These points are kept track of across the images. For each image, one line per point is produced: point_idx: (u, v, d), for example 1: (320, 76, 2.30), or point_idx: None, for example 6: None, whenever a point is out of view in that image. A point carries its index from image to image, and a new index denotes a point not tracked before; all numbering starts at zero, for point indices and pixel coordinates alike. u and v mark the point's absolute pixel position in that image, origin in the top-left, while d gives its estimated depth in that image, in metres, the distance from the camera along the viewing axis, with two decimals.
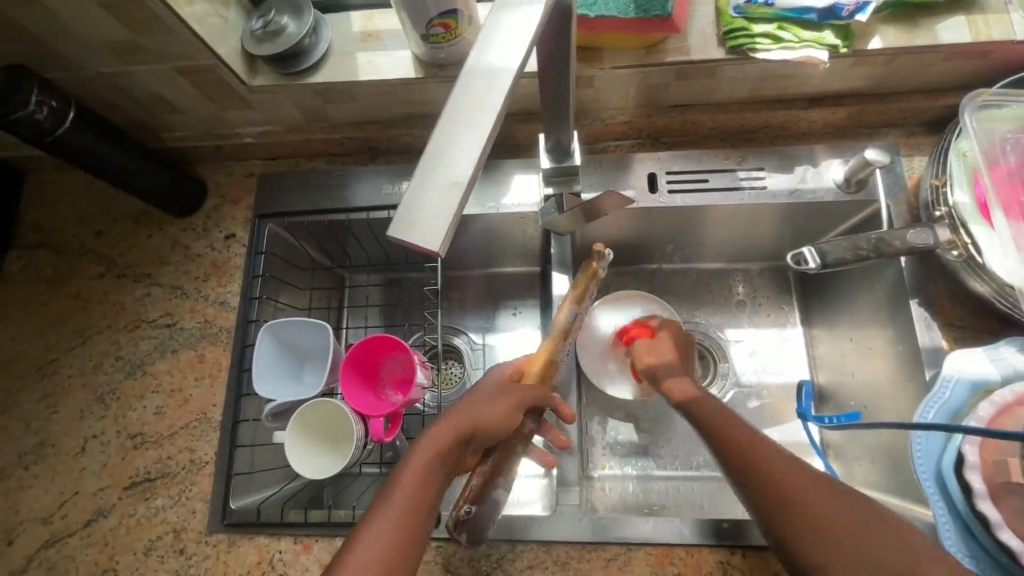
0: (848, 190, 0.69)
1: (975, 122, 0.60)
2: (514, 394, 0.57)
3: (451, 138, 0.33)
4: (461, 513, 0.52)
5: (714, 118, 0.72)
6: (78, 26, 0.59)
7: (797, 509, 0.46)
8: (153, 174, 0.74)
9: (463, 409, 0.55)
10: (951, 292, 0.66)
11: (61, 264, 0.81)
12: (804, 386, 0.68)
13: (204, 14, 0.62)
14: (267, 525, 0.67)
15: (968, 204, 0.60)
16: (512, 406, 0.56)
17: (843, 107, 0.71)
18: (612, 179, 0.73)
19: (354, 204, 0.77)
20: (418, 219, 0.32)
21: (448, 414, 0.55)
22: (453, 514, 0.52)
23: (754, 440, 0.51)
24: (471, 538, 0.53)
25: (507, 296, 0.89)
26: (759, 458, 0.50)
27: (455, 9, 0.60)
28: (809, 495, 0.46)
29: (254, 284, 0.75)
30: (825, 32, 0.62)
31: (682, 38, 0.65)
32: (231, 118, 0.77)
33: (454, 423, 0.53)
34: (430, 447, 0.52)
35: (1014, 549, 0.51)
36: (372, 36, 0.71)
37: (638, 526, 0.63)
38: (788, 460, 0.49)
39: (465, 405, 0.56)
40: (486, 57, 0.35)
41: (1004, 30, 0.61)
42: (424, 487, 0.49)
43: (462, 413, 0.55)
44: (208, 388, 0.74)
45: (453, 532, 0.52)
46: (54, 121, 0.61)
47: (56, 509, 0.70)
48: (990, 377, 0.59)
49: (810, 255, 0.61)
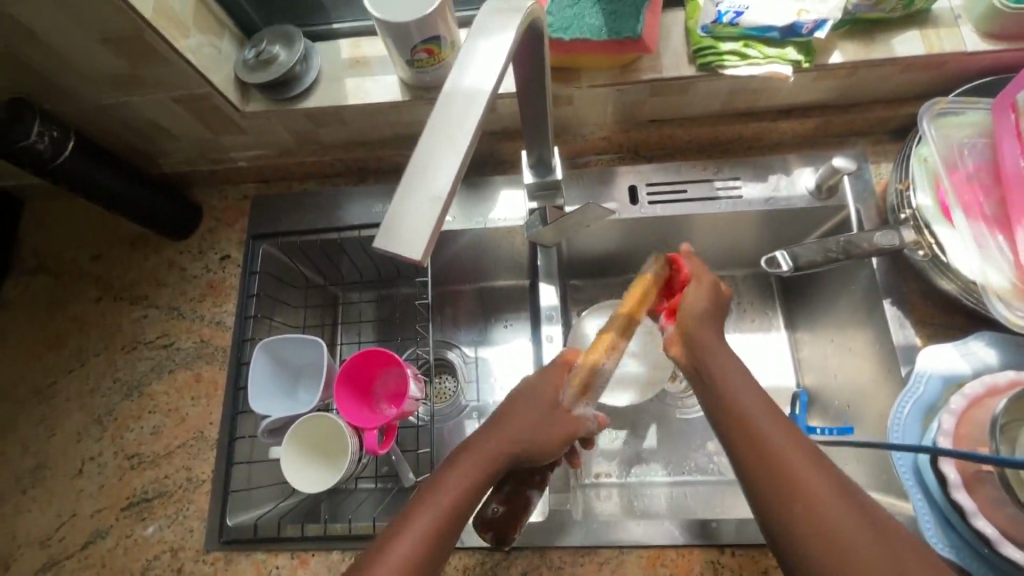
0: (820, 197, 0.72)
1: (933, 129, 0.64)
2: (554, 423, 0.54)
3: (433, 156, 0.35)
4: (488, 511, 0.55)
5: (689, 131, 0.76)
6: (78, 60, 0.61)
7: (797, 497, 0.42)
8: (148, 198, 0.76)
9: (504, 428, 0.53)
10: (922, 291, 0.69)
11: (59, 290, 0.82)
12: (800, 398, 0.75)
13: (199, 46, 0.65)
14: (265, 541, 0.67)
15: (930, 206, 0.64)
16: (555, 439, 0.54)
17: (810, 119, 0.74)
18: (594, 192, 0.76)
19: (346, 222, 0.79)
20: (401, 233, 0.34)
21: (491, 429, 0.53)
22: (482, 510, 0.55)
23: (759, 418, 0.47)
24: (496, 539, 0.55)
25: (499, 309, 0.91)
26: (736, 385, 0.50)
27: (438, 36, 0.63)
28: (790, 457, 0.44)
29: (249, 303, 0.77)
30: (788, 48, 0.66)
31: (655, 57, 0.68)
32: (226, 143, 0.79)
33: (500, 440, 0.52)
34: (469, 463, 0.51)
35: (990, 536, 0.53)
36: (360, 62, 0.74)
37: (630, 530, 0.64)
38: (759, 395, 0.49)
39: (508, 420, 0.53)
40: (463, 81, 0.38)
41: (956, 42, 0.65)
42: (454, 506, 0.48)
43: (507, 435, 0.52)
44: (204, 407, 0.75)
45: (480, 530, 0.55)
46: (54, 150, 0.64)
47: (55, 531, 0.70)
48: (961, 371, 0.62)
49: (783, 259, 0.63)
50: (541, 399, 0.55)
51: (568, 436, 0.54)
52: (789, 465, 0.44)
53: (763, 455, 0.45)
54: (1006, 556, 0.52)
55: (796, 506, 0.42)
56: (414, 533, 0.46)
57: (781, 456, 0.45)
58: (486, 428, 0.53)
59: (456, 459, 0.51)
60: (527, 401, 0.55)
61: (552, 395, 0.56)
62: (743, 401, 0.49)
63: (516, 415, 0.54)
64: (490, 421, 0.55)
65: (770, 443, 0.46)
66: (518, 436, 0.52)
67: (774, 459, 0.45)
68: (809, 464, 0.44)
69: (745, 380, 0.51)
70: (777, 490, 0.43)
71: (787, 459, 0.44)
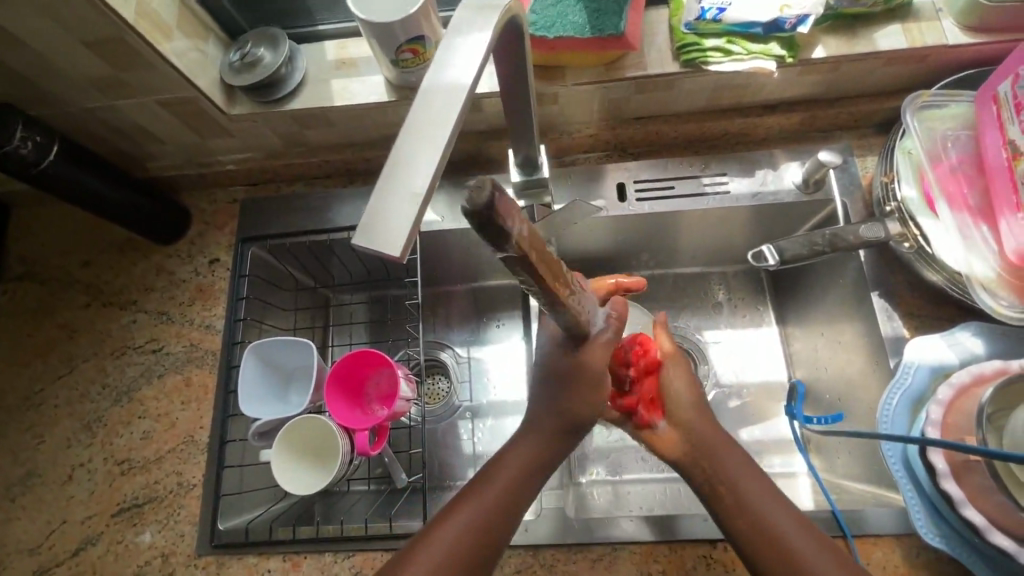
0: (807, 191, 0.73)
1: (916, 122, 0.65)
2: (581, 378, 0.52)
3: (413, 153, 0.35)
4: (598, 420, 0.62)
5: (675, 127, 0.76)
6: (60, 65, 0.61)
7: (773, 537, 0.49)
8: (135, 203, 0.76)
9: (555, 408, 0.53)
10: (909, 283, 0.69)
11: (47, 296, 0.82)
12: (798, 388, 0.70)
13: (183, 49, 0.65)
14: (258, 545, 0.67)
15: (915, 199, 0.64)
16: (592, 391, 0.52)
17: (796, 114, 0.75)
18: (583, 189, 0.76)
19: (335, 224, 0.79)
20: (381, 228, 0.33)
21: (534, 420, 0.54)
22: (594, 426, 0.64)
23: (722, 454, 0.54)
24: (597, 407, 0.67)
25: (491, 309, 0.91)
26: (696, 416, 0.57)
27: (423, 36, 0.63)
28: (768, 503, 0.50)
29: (239, 306, 0.76)
30: (771, 43, 0.66)
31: (639, 54, 0.69)
32: (213, 146, 0.79)
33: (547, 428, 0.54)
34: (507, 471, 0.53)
35: (978, 525, 0.53)
36: (347, 63, 0.74)
37: (622, 526, 0.64)
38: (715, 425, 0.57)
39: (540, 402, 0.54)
40: (442, 78, 0.38)
41: (937, 36, 0.66)
42: (494, 504, 0.51)
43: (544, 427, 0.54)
44: (195, 411, 0.75)
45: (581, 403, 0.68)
46: (39, 155, 0.64)
47: (45, 539, 0.70)
48: (948, 361, 0.63)
49: (769, 253, 0.63)
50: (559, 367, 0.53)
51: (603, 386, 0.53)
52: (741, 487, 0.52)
53: (716, 475, 0.53)
54: (994, 544, 0.52)
55: (744, 522, 0.50)
56: (456, 523, 0.49)
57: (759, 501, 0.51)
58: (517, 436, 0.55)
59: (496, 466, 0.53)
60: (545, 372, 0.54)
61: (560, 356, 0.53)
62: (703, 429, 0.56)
63: (543, 409, 0.54)
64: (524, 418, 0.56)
65: (722, 463, 0.53)
66: (556, 428, 0.53)
67: (724, 477, 0.53)
68: (770, 499, 0.51)
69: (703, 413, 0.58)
70: (751, 529, 0.50)
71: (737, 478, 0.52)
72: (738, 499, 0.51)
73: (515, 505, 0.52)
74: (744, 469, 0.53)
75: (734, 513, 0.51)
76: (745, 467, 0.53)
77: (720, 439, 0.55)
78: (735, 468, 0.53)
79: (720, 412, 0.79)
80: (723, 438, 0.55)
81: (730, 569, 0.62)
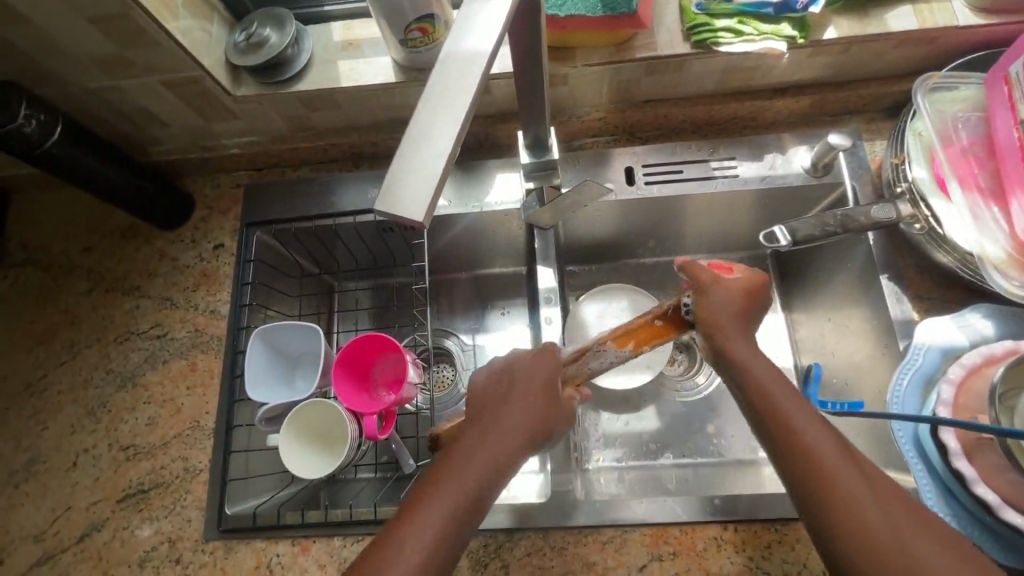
0: (815, 174, 0.73)
1: (927, 103, 0.65)
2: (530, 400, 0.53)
3: (432, 121, 0.35)
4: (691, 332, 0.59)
5: (684, 110, 0.76)
6: (64, 42, 0.60)
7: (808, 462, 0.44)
8: (138, 186, 0.75)
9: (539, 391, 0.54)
10: (918, 266, 0.69)
11: (49, 282, 0.81)
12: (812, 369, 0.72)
13: (190, 28, 0.64)
14: (266, 529, 0.66)
15: (925, 179, 0.64)
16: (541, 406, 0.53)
17: (805, 97, 0.74)
18: (591, 172, 0.76)
19: (340, 209, 0.78)
20: (401, 196, 0.33)
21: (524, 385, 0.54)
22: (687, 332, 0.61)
23: (777, 388, 0.48)
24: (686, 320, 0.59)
25: (496, 296, 0.90)
26: (732, 339, 0.53)
27: (433, 13, 0.62)
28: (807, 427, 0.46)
29: (243, 292, 0.76)
30: (782, 24, 0.66)
31: (650, 35, 0.68)
32: (218, 129, 0.78)
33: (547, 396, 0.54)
34: (489, 446, 0.50)
35: (991, 502, 0.53)
36: (353, 44, 0.73)
37: (632, 508, 0.64)
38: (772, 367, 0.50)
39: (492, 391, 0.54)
40: (461, 46, 0.37)
41: (948, 17, 0.65)
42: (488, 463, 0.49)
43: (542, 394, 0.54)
44: (200, 396, 0.74)
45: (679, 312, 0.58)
46: (42, 134, 0.63)
47: (50, 525, 0.69)
48: (959, 342, 0.63)
49: (782, 233, 0.63)
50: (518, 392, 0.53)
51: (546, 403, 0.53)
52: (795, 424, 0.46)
53: (765, 410, 0.48)
54: (1007, 522, 0.52)
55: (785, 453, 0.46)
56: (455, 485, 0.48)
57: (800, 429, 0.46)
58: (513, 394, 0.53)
59: (483, 439, 0.50)
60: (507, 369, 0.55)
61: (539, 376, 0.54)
62: (744, 355, 0.51)
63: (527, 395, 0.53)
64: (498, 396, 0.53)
65: (776, 398, 0.48)
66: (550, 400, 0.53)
67: (778, 412, 0.47)
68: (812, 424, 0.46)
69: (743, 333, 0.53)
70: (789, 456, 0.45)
71: (790, 415, 0.46)
72: (781, 432, 0.46)
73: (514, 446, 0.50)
74: (798, 402, 0.47)
75: (786, 449, 0.45)
76: (800, 404, 0.47)
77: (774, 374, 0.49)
78: (789, 405, 0.47)
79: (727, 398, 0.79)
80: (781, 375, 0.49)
81: (740, 550, 0.61)
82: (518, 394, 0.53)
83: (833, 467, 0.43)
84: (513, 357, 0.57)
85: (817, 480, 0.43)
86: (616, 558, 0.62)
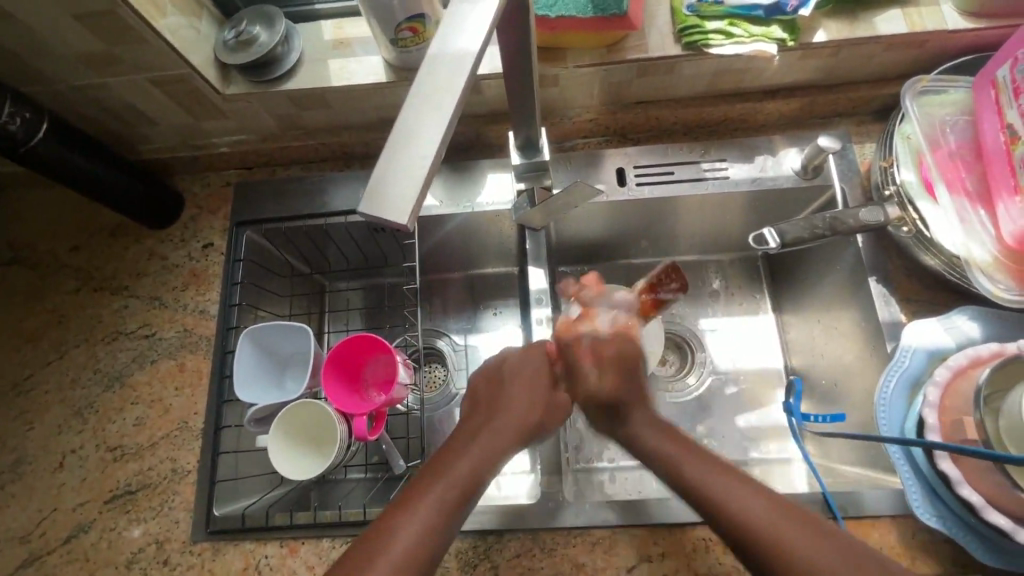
0: (806, 177, 0.73)
1: (916, 107, 0.65)
2: (529, 391, 0.59)
3: (418, 121, 0.35)
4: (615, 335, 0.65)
5: (675, 112, 0.76)
6: (50, 39, 0.60)
7: (740, 528, 0.45)
8: (126, 184, 0.74)
9: (525, 382, 0.59)
10: (906, 268, 0.69)
11: (36, 281, 0.80)
12: (796, 385, 0.68)
13: (177, 26, 0.64)
14: (254, 531, 0.66)
15: (914, 182, 0.65)
16: (534, 398, 0.58)
17: (796, 99, 0.75)
18: (583, 173, 0.76)
19: (331, 209, 0.78)
20: (387, 196, 0.33)
21: (511, 379, 0.59)
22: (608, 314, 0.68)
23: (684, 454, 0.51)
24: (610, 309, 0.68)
25: (487, 296, 0.90)
26: (634, 410, 0.58)
27: (423, 13, 0.62)
28: (719, 490, 0.47)
29: (234, 291, 0.75)
30: (772, 26, 0.66)
31: (641, 36, 0.68)
32: (208, 128, 0.78)
33: (539, 384, 0.60)
34: (477, 446, 0.52)
35: (975, 503, 0.53)
36: (343, 43, 0.73)
37: (620, 510, 0.64)
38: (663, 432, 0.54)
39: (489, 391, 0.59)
40: (448, 46, 0.37)
41: (937, 21, 0.66)
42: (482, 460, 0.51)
43: (531, 381, 0.59)
44: (189, 397, 0.74)
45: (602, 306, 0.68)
46: (27, 131, 0.62)
47: (36, 526, 0.69)
48: (946, 344, 0.63)
49: (770, 236, 0.63)
50: (513, 377, 0.59)
51: (542, 401, 0.58)
52: (715, 489, 0.47)
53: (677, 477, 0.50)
54: (991, 522, 0.53)
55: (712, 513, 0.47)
56: (452, 477, 0.49)
57: (714, 489, 0.47)
58: (506, 381, 0.59)
59: (472, 440, 0.53)
60: (505, 370, 0.60)
61: (535, 364, 0.61)
62: (629, 413, 0.57)
63: (519, 381, 0.59)
64: (486, 408, 0.57)
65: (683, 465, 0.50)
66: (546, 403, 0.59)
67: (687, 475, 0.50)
68: (721, 481, 0.48)
69: (632, 373, 0.61)
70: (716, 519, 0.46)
71: (692, 475, 0.49)
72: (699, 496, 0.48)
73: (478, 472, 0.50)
74: (702, 463, 0.50)
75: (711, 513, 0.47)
76: (712, 466, 0.49)
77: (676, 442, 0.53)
78: (688, 465, 0.50)
79: (717, 398, 0.80)
80: (673, 437, 0.53)
81: (728, 550, 0.62)
82: (514, 383, 0.59)
83: (760, 525, 0.44)
84: (506, 353, 0.63)
85: (757, 543, 0.44)
86: (605, 559, 0.63)
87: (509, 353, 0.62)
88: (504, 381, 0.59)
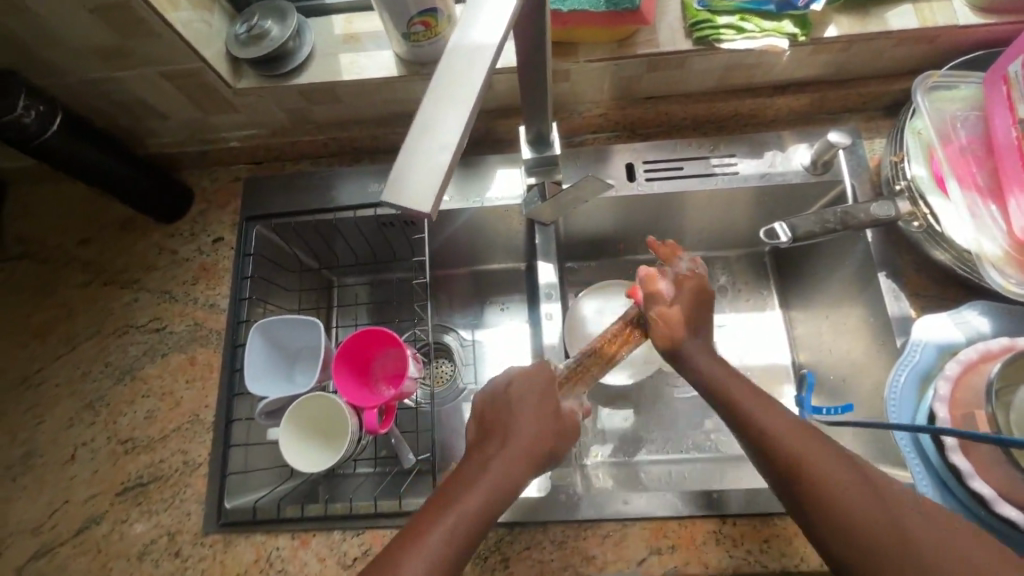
0: (815, 172, 0.73)
1: (927, 101, 0.65)
2: (536, 421, 0.56)
3: (439, 112, 0.35)
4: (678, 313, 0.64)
5: (684, 108, 0.76)
6: (64, 33, 0.60)
7: (780, 445, 0.50)
8: (137, 178, 0.74)
9: (537, 415, 0.57)
10: (916, 263, 0.70)
11: (46, 274, 0.80)
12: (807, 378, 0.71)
13: (190, 20, 0.64)
14: (265, 523, 0.67)
15: (925, 177, 0.65)
16: (544, 427, 0.56)
17: (805, 95, 0.75)
18: (592, 168, 0.76)
19: (340, 203, 0.78)
20: (409, 187, 0.34)
21: (517, 407, 0.57)
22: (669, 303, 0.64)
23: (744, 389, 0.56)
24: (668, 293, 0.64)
25: (494, 292, 0.91)
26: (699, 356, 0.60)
27: (434, 7, 0.62)
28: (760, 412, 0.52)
29: (243, 285, 0.76)
30: (784, 21, 0.66)
31: (651, 31, 0.68)
32: (218, 122, 0.78)
33: (546, 409, 0.58)
34: (488, 477, 0.51)
35: (985, 496, 0.53)
36: (353, 38, 0.73)
37: (630, 504, 0.64)
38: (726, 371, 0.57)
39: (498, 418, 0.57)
40: (467, 38, 0.37)
41: (947, 16, 0.66)
42: (489, 495, 0.50)
43: (540, 412, 0.57)
44: (199, 390, 0.74)
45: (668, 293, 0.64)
46: (42, 124, 0.62)
47: (47, 518, 0.69)
48: (955, 339, 0.63)
49: (782, 230, 0.64)
50: (518, 411, 0.57)
51: (551, 431, 0.57)
52: (755, 416, 0.52)
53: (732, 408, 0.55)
54: (1002, 515, 0.53)
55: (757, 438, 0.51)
56: (460, 513, 0.49)
57: (758, 416, 0.52)
58: (514, 413, 0.57)
59: (481, 470, 0.52)
60: (517, 397, 0.58)
61: (540, 387, 0.59)
62: (691, 350, 0.61)
63: (525, 411, 0.57)
64: (497, 432, 0.56)
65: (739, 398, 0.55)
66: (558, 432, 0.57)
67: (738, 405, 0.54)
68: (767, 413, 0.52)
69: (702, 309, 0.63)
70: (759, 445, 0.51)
71: (741, 401, 0.54)
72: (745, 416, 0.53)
73: (497, 498, 0.51)
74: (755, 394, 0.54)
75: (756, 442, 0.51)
76: (763, 402, 0.53)
77: (732, 376, 0.57)
78: (741, 393, 0.55)
79: None
80: (733, 374, 0.58)
81: (739, 543, 0.62)
82: (523, 413, 0.57)
83: (781, 436, 0.50)
84: (508, 376, 0.60)
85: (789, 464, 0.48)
86: (616, 551, 0.63)
87: (513, 378, 0.60)
88: (511, 411, 0.57)
